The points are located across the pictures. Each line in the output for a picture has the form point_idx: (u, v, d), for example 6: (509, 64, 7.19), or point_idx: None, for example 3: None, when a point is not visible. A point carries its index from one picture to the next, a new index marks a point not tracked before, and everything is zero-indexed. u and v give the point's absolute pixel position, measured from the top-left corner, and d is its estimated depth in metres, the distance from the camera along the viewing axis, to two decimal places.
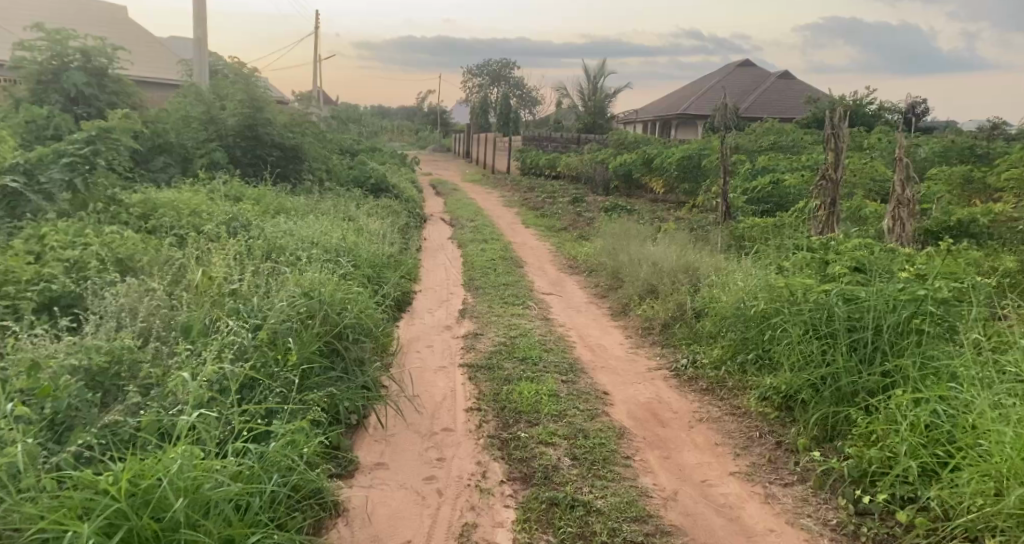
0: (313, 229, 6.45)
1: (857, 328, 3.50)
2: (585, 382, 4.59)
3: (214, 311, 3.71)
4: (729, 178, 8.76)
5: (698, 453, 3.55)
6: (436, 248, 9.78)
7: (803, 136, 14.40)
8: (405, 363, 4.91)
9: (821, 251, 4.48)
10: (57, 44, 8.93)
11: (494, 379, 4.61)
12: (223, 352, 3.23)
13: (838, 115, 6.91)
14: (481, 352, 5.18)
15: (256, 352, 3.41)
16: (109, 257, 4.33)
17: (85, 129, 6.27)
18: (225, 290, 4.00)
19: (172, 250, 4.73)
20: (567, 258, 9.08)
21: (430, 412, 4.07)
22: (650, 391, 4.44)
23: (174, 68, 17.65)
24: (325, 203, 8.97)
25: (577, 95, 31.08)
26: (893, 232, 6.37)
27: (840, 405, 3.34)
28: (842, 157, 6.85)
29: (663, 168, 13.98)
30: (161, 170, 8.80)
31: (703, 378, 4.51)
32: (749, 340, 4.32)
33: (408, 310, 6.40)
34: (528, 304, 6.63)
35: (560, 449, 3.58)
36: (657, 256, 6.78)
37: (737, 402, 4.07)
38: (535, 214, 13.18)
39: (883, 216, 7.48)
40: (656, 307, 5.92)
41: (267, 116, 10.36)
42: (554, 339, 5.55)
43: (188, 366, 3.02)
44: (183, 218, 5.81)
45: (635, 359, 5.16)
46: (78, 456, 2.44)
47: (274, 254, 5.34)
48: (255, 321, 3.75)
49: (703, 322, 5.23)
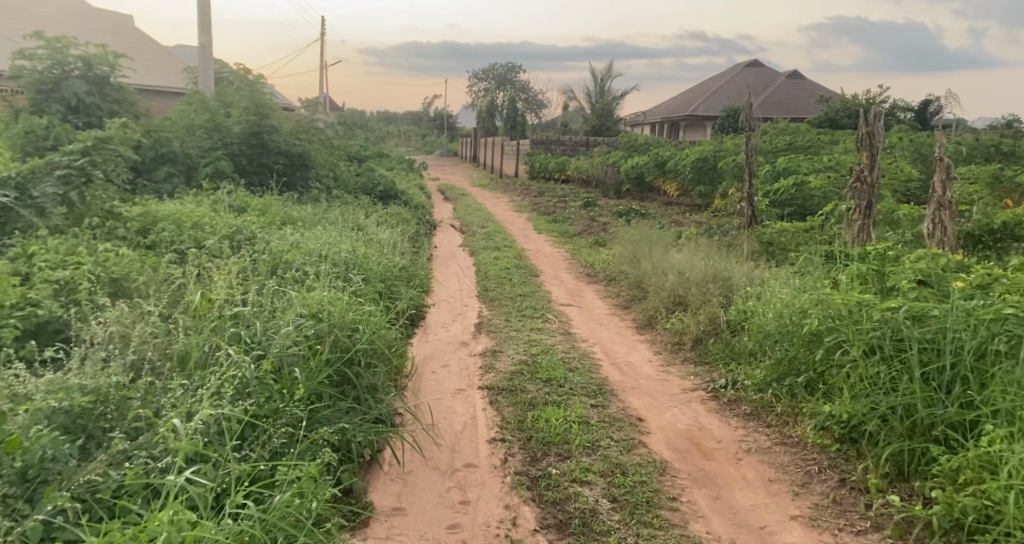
0: (321, 240, 6.12)
1: (931, 352, 3.17)
2: (617, 407, 4.22)
3: (214, 337, 3.36)
4: (754, 180, 8.36)
5: (752, 492, 3.22)
6: (447, 256, 9.45)
7: (820, 136, 14.01)
8: (420, 387, 4.55)
9: (877, 263, 4.11)
10: (57, 52, 8.67)
11: (518, 404, 4.26)
12: (223, 388, 2.87)
13: (873, 114, 6.56)
14: (502, 373, 4.82)
15: (260, 384, 3.06)
16: (103, 277, 4.00)
17: (82, 138, 5.77)
18: (226, 311, 3.65)
19: (170, 268, 4.40)
20: (583, 266, 8.71)
21: (450, 445, 3.72)
22: (688, 417, 4.08)
23: (182, 77, 17.46)
24: (332, 213, 8.64)
25: (585, 97, 30.75)
26: (934, 236, 5.96)
27: (917, 440, 3.01)
28: (877, 158, 6.47)
29: (678, 170, 13.59)
30: (164, 180, 8.51)
31: (746, 402, 4.15)
32: (799, 360, 3.97)
33: (421, 325, 6.05)
34: (548, 317, 6.27)
35: (598, 489, 3.24)
36: (683, 265, 6.41)
37: (789, 431, 3.71)
38: (546, 219, 12.81)
39: (917, 219, 7.08)
40: (686, 319, 5.54)
41: (273, 123, 10.04)
42: (578, 356, 5.19)
43: (182, 405, 2.67)
44: (184, 232, 5.48)
45: (667, 378, 4.78)
46: (50, 523, 2.08)
47: (279, 271, 5.00)
48: (258, 350, 3.40)
49: (742, 338, 4.85)
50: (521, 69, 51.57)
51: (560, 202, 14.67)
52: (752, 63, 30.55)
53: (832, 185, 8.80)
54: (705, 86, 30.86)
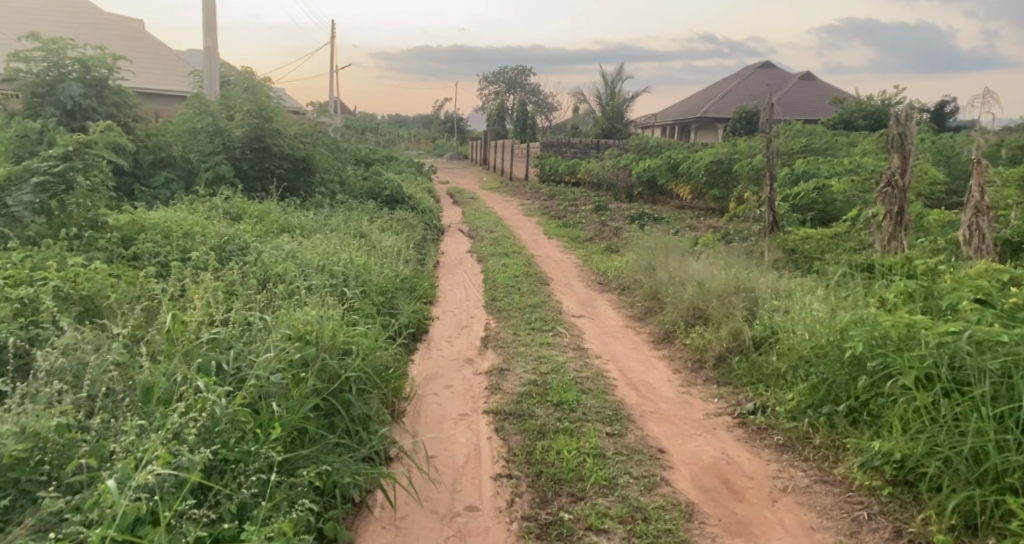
0: (318, 250, 5.77)
1: (1003, 386, 2.78)
2: (635, 437, 3.82)
3: (184, 366, 3.01)
4: (776, 184, 7.92)
5: (794, 543, 2.82)
6: (453, 262, 9.09)
7: (838, 138, 13.59)
8: (419, 412, 4.19)
9: (931, 280, 3.72)
10: (54, 54, 8.32)
11: (526, 432, 3.88)
12: (184, 428, 2.53)
13: (904, 114, 6.16)
14: (509, 394, 4.44)
15: (231, 423, 2.71)
16: (69, 295, 3.63)
17: (63, 143, 5.43)
18: (202, 333, 3.29)
19: (147, 284, 4.05)
20: (595, 273, 8.33)
21: (449, 483, 3.34)
22: (714, 448, 3.69)
23: (187, 80, 17.18)
24: (334, 219, 8.29)
25: (595, 100, 30.36)
26: (971, 244, 5.54)
27: (988, 489, 2.60)
28: (910, 160, 6.06)
29: (692, 173, 13.17)
30: (162, 186, 8.22)
31: (778, 431, 3.75)
32: (839, 386, 3.57)
33: (423, 339, 5.67)
34: (558, 330, 5.88)
35: (617, 539, 2.87)
36: (703, 274, 6.00)
37: (830, 468, 3.30)
38: (556, 223, 12.42)
39: (950, 226, 6.67)
40: (707, 334, 5.13)
41: (277, 126, 9.70)
42: (592, 375, 4.80)
43: (132, 453, 2.32)
44: (170, 243, 5.14)
45: (689, 401, 4.38)
46: None
47: (270, 284, 4.64)
48: (234, 380, 3.07)
49: (770, 357, 4.44)
50: (530, 73, 51.41)
51: (570, 206, 14.28)
52: (763, 64, 30.11)
53: (856, 188, 8.39)
54: (715, 87, 30.47)
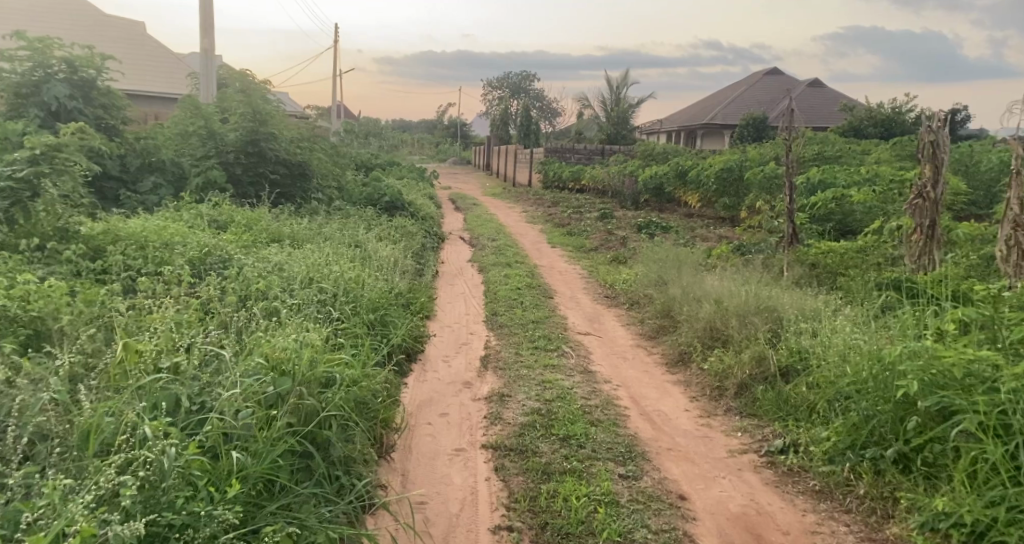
0: (307, 262, 5.36)
1: None
2: (652, 479, 3.39)
3: (133, 401, 2.57)
4: (795, 193, 7.48)
5: None
6: (453, 273, 8.68)
7: (851, 146, 13.18)
8: (409, 446, 3.75)
9: (990, 308, 3.39)
10: (39, 53, 7.85)
11: (529, 472, 3.45)
12: (119, 488, 2.09)
13: (935, 120, 5.73)
14: (511, 425, 4.01)
15: (182, 476, 2.27)
16: (17, 316, 3.21)
17: (31, 146, 5.01)
18: (161, 361, 2.85)
19: (110, 301, 3.62)
20: (601, 286, 7.92)
21: (441, 538, 2.91)
22: (743, 494, 3.25)
23: (183, 82, 16.83)
24: (329, 227, 7.89)
25: (600, 105, 29.97)
26: (1010, 261, 5.08)
27: None
28: (942, 170, 5.64)
29: (701, 180, 12.73)
30: (150, 192, 7.84)
31: (813, 475, 3.32)
32: (886, 426, 3.16)
33: (418, 359, 5.25)
34: (563, 349, 5.46)
35: None
36: (721, 290, 5.56)
37: (879, 524, 2.90)
38: (561, 231, 12.00)
39: (981, 241, 6.21)
40: (727, 358, 4.69)
41: (271, 129, 9.29)
42: (601, 402, 4.37)
43: (49, 526, 1.88)
44: (146, 256, 4.72)
45: (709, 435, 3.95)
46: None
47: (250, 301, 4.23)
48: (190, 420, 2.64)
49: (799, 387, 4.01)
50: (534, 78, 51.20)
51: (575, 213, 13.86)
52: (769, 70, 29.73)
53: (876, 199, 7.97)
54: (722, 94, 30.11)
